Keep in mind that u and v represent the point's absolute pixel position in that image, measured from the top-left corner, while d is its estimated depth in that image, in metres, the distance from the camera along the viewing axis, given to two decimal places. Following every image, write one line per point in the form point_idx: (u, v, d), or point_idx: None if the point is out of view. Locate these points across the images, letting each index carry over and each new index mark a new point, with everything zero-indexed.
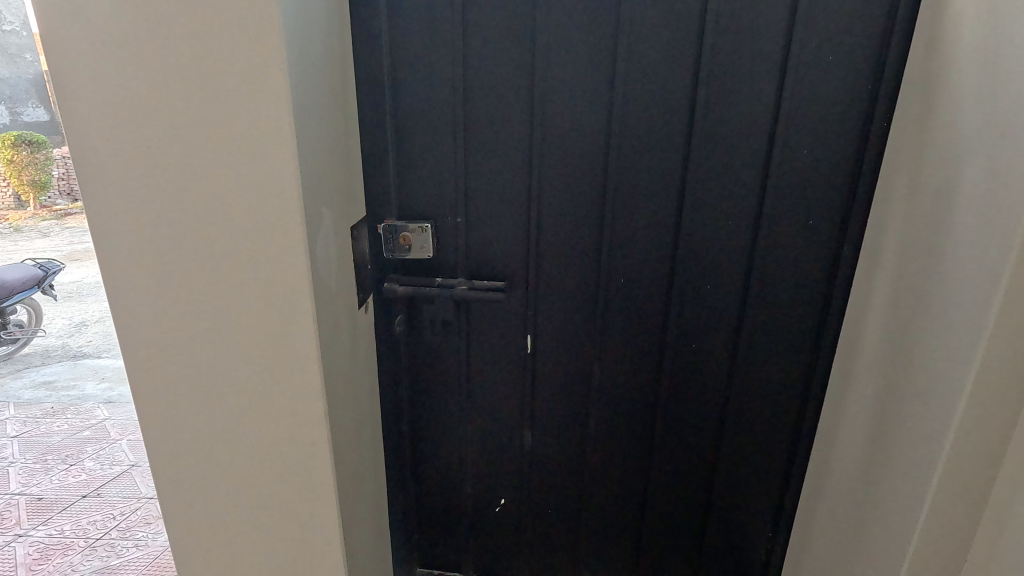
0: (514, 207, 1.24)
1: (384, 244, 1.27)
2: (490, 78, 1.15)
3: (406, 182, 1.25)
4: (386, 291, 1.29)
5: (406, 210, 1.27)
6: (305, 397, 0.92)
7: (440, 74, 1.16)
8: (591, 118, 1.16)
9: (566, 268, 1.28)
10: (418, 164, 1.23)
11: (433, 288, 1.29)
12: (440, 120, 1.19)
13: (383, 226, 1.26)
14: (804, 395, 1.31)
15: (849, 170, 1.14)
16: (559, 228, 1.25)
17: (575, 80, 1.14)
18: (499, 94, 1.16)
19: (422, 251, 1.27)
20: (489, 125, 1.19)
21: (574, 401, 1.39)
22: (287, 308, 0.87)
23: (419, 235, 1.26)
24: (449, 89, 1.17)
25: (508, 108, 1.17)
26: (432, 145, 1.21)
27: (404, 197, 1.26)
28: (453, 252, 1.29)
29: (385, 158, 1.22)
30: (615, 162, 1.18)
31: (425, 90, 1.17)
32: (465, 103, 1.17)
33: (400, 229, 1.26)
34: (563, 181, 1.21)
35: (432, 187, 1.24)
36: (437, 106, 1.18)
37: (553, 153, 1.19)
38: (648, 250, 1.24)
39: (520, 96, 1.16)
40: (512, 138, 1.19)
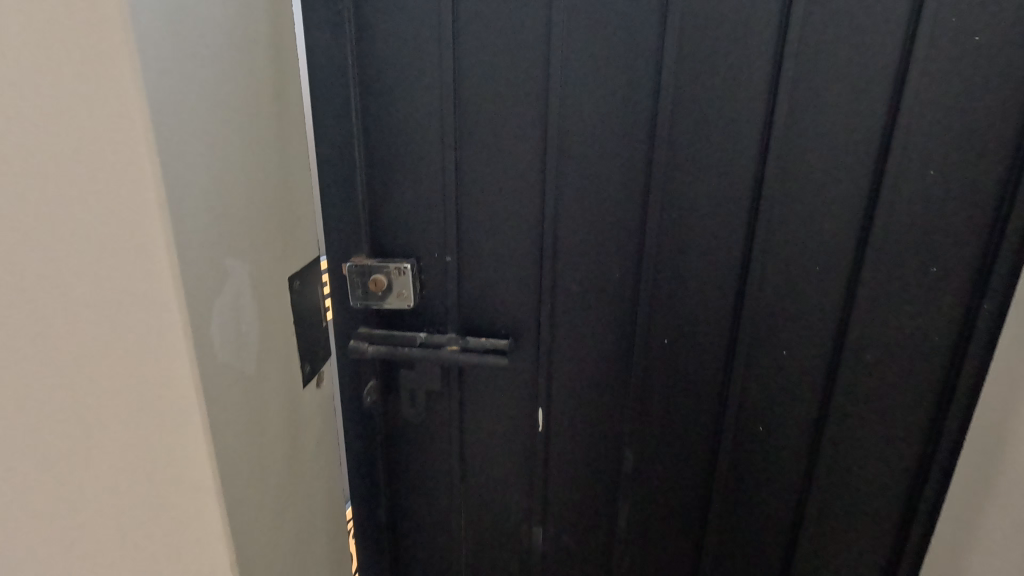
0: (523, 245, 0.93)
1: (351, 290, 0.97)
2: (492, 77, 0.85)
3: (381, 212, 0.95)
4: (349, 353, 0.98)
5: (381, 243, 0.97)
6: (203, 543, 0.62)
7: (424, 72, 0.86)
8: (630, 130, 0.85)
9: (591, 324, 0.97)
10: (395, 188, 0.93)
11: (412, 347, 0.98)
12: (423, 131, 0.89)
13: (349, 266, 0.95)
14: (913, 498, 0.97)
15: (998, 202, 0.79)
16: (582, 272, 0.93)
17: (608, 80, 0.83)
18: (504, 98, 0.86)
19: (402, 299, 0.97)
20: (489, 139, 0.89)
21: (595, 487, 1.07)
22: (171, 421, 0.57)
23: (398, 277, 0.96)
24: (435, 92, 0.87)
25: (517, 117, 0.87)
26: (414, 164, 0.91)
27: (377, 228, 0.96)
28: (442, 299, 0.99)
29: (348, 179, 0.92)
30: (659, 187, 0.87)
31: (402, 93, 0.88)
32: (458, 110, 0.88)
33: (373, 269, 0.95)
34: (588, 212, 0.90)
35: (415, 215, 0.95)
36: (420, 112, 0.88)
37: (575, 174, 0.88)
38: (700, 303, 0.92)
39: (532, 101, 0.86)
40: (519, 155, 0.89)
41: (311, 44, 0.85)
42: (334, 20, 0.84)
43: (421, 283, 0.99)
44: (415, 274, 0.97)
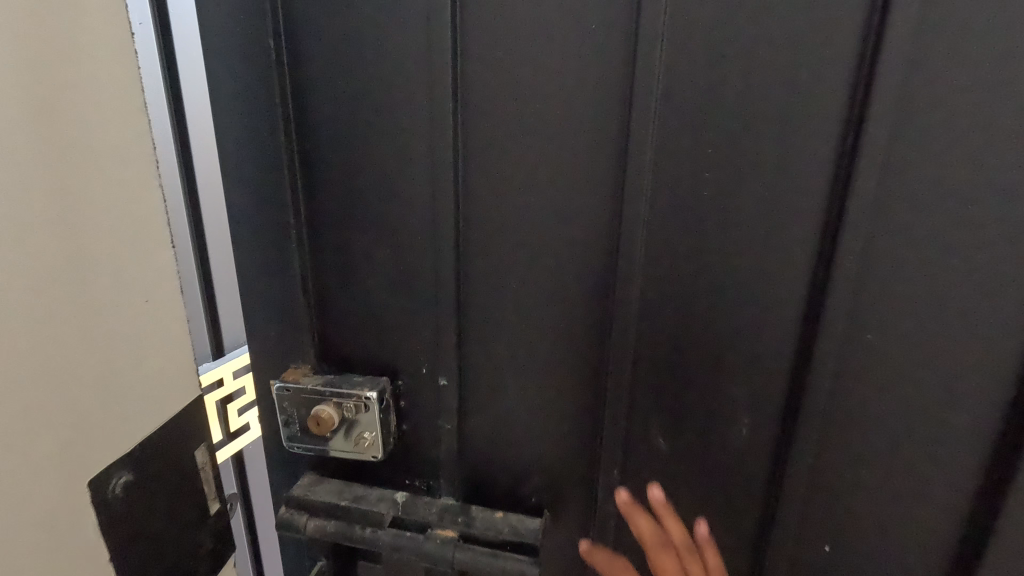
0: (571, 376, 0.54)
1: (287, 424, 0.59)
2: (526, 99, 0.47)
3: (338, 310, 0.58)
4: (277, 529, 0.60)
5: (336, 349, 0.60)
6: None
7: (397, 70, 0.48)
8: (781, 175, 0.44)
9: (683, 508, 0.56)
10: (357, 263, 0.55)
11: (376, 531, 0.59)
12: (405, 186, 0.51)
13: (284, 389, 0.58)
14: None
15: None
16: (671, 414, 0.53)
17: (743, 78, 0.43)
18: (542, 112, 0.47)
19: (364, 449, 0.57)
20: (513, 184, 0.50)
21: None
22: None
23: (356, 416, 0.57)
24: (417, 103, 0.49)
25: (566, 147, 0.48)
26: (386, 224, 0.53)
27: (332, 324, 0.59)
28: (433, 443, 0.60)
29: (279, 246, 0.55)
30: (834, 287, 0.45)
31: (360, 104, 0.50)
32: (459, 133, 0.49)
33: (319, 396, 0.57)
34: (687, 315, 0.50)
35: (392, 318, 0.57)
36: (399, 155, 0.51)
37: (670, 267, 0.49)
38: (895, 496, 0.49)
39: (593, 119, 0.47)
40: (570, 233, 0.50)
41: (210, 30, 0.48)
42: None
43: (400, 416, 0.60)
44: (388, 405, 0.58)
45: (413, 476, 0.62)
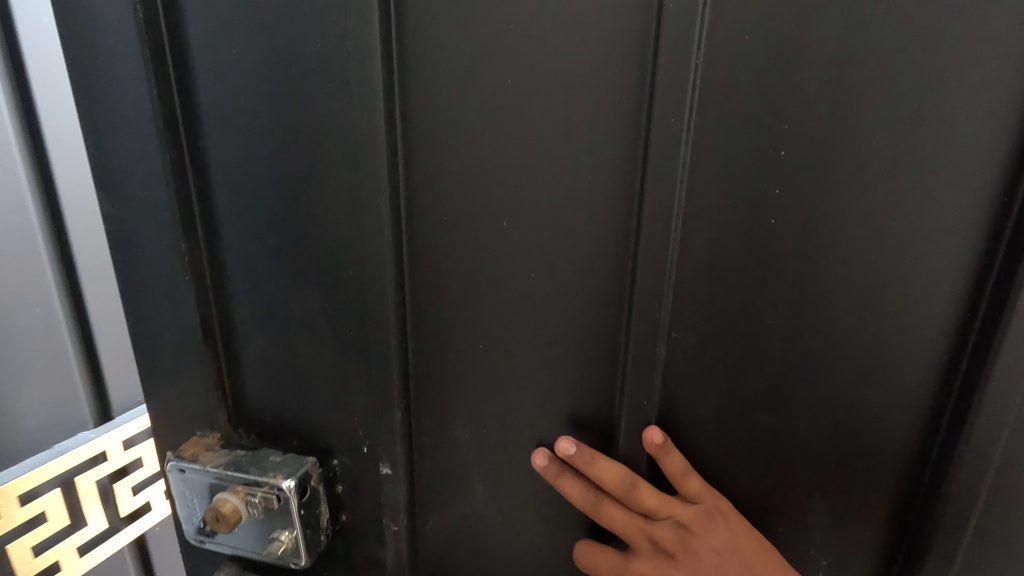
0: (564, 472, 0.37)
1: (185, 512, 0.44)
2: (503, 74, 0.31)
3: (253, 362, 0.43)
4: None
5: (251, 414, 0.44)
6: None
7: (311, 32, 0.32)
8: (906, 182, 0.27)
9: None
10: (265, 305, 0.40)
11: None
12: (324, 198, 0.35)
13: (177, 465, 0.43)
14: None
15: None
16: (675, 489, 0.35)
17: (844, 19, 0.26)
18: (517, 85, 0.31)
19: (281, 555, 0.42)
20: (477, 196, 0.34)
21: (701, 561, 0.33)
22: None
23: (270, 507, 0.41)
24: (338, 78, 0.32)
25: (552, 139, 0.31)
26: (293, 254, 0.37)
27: (243, 380, 0.43)
28: (377, 547, 0.44)
29: (156, 282, 0.39)
30: (994, 376, 0.27)
31: (250, 77, 0.34)
32: (395, 118, 0.33)
33: (219, 481, 0.42)
34: (738, 394, 0.33)
35: (320, 377, 0.41)
36: (315, 152, 0.34)
37: (715, 328, 0.32)
38: None
39: (595, 93, 0.30)
40: (562, 274, 0.33)
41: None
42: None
43: (335, 505, 0.44)
44: (314, 494, 0.42)
45: None
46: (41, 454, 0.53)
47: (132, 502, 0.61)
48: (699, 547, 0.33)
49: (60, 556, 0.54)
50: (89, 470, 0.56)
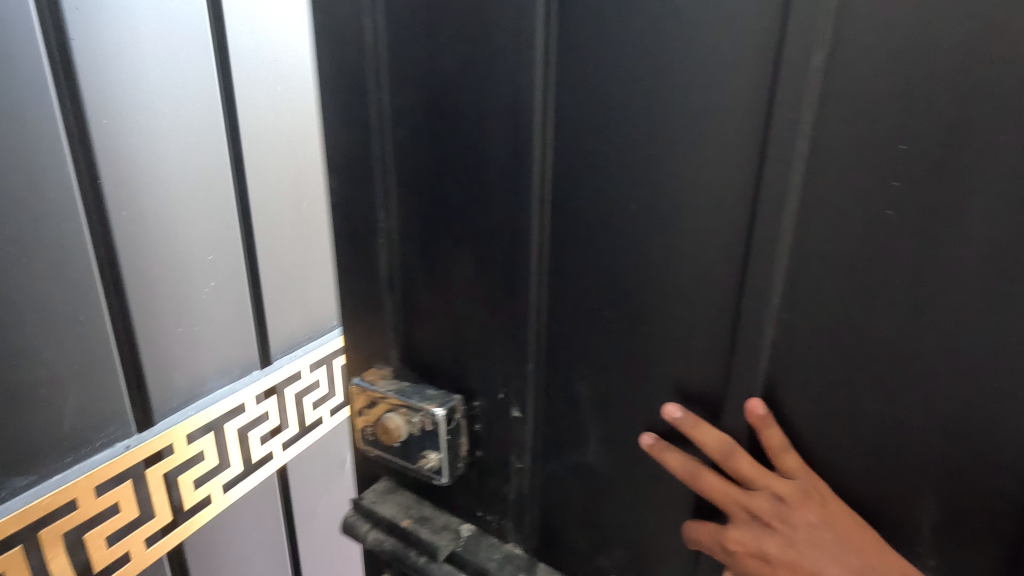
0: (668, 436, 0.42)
1: (360, 427, 0.56)
2: (635, 84, 0.37)
3: (419, 316, 0.53)
4: (341, 531, 0.58)
5: (410, 357, 0.55)
6: None
7: (483, 55, 0.41)
8: None
9: None
10: (433, 270, 0.50)
11: (428, 561, 0.53)
12: (485, 187, 0.44)
13: (359, 388, 0.55)
14: None
15: None
16: (772, 465, 0.38)
17: (967, 20, 0.27)
18: (648, 91, 0.36)
19: (429, 469, 0.52)
20: (607, 186, 0.39)
21: (796, 533, 0.36)
22: None
23: (423, 429, 0.51)
24: (502, 91, 0.41)
25: (676, 137, 0.36)
26: (458, 226, 0.47)
27: (407, 328, 0.54)
28: (503, 482, 0.52)
29: (367, 240, 0.53)
30: None
31: (439, 85, 0.44)
32: (544, 121, 0.41)
33: (389, 403, 0.53)
34: (843, 380, 0.34)
35: (469, 332, 0.50)
36: (481, 150, 0.43)
37: (823, 315, 0.34)
38: None
39: (717, 97, 0.34)
40: (678, 258, 0.38)
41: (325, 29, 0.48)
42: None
43: (472, 440, 0.53)
44: (458, 427, 0.51)
45: (484, 511, 0.54)
46: (174, 416, 0.71)
47: (262, 449, 0.84)
48: (794, 519, 0.36)
49: (212, 489, 0.76)
50: (229, 418, 0.78)
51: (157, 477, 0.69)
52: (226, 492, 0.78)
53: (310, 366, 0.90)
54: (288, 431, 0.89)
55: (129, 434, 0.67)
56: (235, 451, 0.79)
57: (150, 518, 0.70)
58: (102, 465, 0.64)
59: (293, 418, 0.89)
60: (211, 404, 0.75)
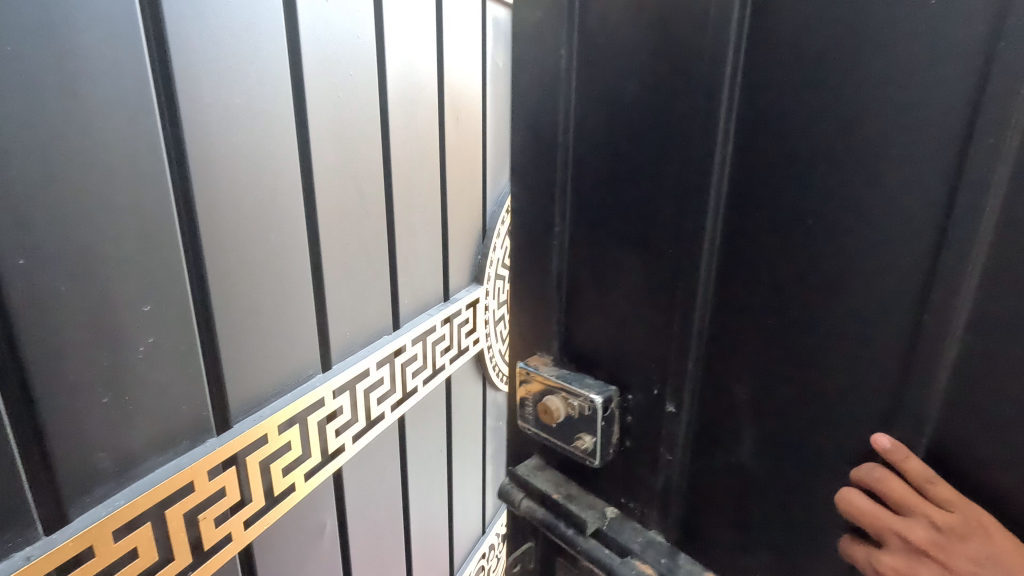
0: (829, 443, 0.43)
1: (522, 405, 0.63)
2: (822, 109, 0.39)
3: (581, 312, 0.59)
4: (496, 496, 0.67)
5: (570, 349, 0.61)
6: None
7: (668, 83, 0.46)
8: None
9: None
10: (600, 270, 0.55)
11: (577, 533, 0.59)
12: (659, 198, 0.49)
13: (524, 370, 0.62)
14: None
15: None
16: None
17: None
18: (834, 113, 0.38)
19: (583, 449, 0.57)
20: (784, 202, 0.42)
21: (959, 560, 0.38)
22: None
23: (581, 413, 0.57)
24: (684, 114, 0.45)
25: (864, 157, 0.38)
26: (628, 235, 0.52)
27: (571, 322, 0.60)
28: (649, 472, 0.56)
29: (541, 242, 0.60)
30: None
31: (623, 111, 0.49)
32: (725, 140, 0.44)
33: (551, 386, 0.60)
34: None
35: (630, 328, 0.54)
36: (659, 167, 0.48)
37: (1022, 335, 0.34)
38: None
39: (911, 120, 0.36)
40: (853, 271, 0.39)
41: (524, 62, 0.56)
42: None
43: (624, 430, 0.57)
44: (611, 416, 0.56)
45: (628, 496, 0.58)
46: (287, 397, 0.87)
47: (377, 409, 1.07)
48: (956, 547, 0.38)
49: (296, 478, 0.90)
50: (314, 413, 0.91)
51: (253, 464, 0.82)
52: (310, 480, 0.93)
53: (410, 341, 1.13)
54: (395, 396, 1.12)
55: (279, 400, 0.85)
56: (359, 408, 1.02)
57: (248, 500, 0.82)
58: (210, 451, 0.75)
59: (399, 381, 1.12)
60: (338, 369, 0.96)
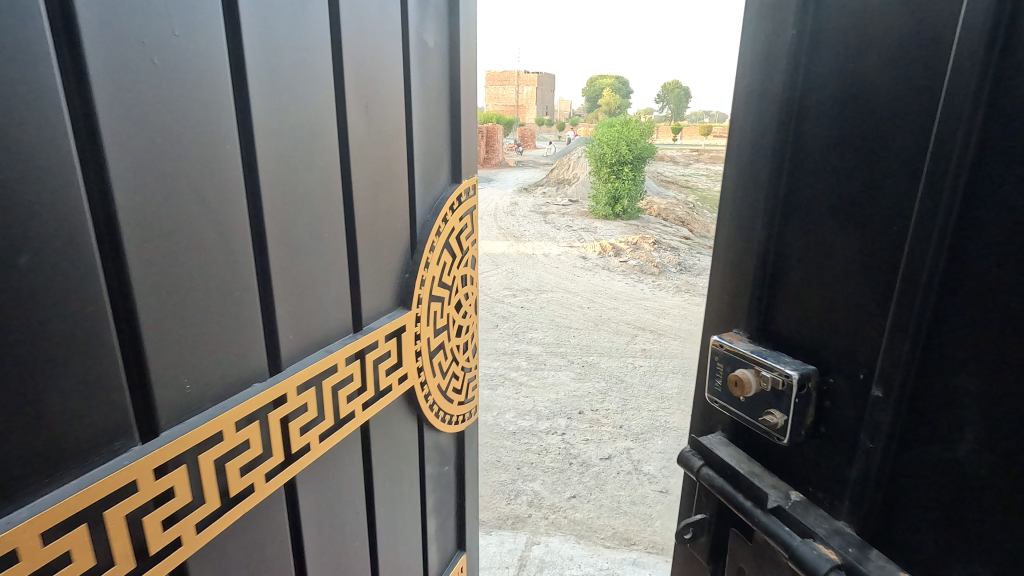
0: None
1: (711, 373, 0.79)
2: None
3: (795, 298, 0.71)
4: (680, 463, 0.84)
5: (786, 340, 0.72)
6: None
7: (904, 113, 0.57)
8: None
9: None
10: (827, 265, 0.66)
11: (759, 507, 0.71)
12: (888, 208, 0.59)
13: (716, 343, 0.77)
14: None
15: None
16: None
17: None
18: None
19: (768, 417, 0.69)
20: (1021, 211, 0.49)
21: None
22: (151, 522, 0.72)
23: (764, 385, 0.69)
24: (919, 135, 0.56)
25: None
26: (858, 227, 0.63)
27: (784, 317, 0.72)
28: (846, 465, 0.65)
29: (770, 236, 0.74)
30: None
31: (873, 137, 0.60)
32: (965, 155, 0.52)
33: (739, 359, 0.74)
34: None
35: (842, 313, 0.65)
36: (890, 179, 0.59)
37: None
38: None
39: None
40: None
41: (769, 97, 0.71)
42: (815, 35, 0.65)
43: (819, 406, 0.67)
44: (807, 393, 0.67)
45: (818, 464, 0.68)
46: (259, 385, 0.88)
47: (349, 409, 1.08)
48: None
49: (258, 475, 0.89)
50: (274, 412, 0.90)
51: (206, 464, 0.79)
52: (267, 482, 0.91)
53: (339, 341, 1.06)
54: (368, 396, 1.14)
55: (234, 396, 0.85)
56: (326, 407, 1.02)
57: (273, 456, 0.92)
58: (168, 444, 0.73)
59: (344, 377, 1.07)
60: (290, 370, 0.94)
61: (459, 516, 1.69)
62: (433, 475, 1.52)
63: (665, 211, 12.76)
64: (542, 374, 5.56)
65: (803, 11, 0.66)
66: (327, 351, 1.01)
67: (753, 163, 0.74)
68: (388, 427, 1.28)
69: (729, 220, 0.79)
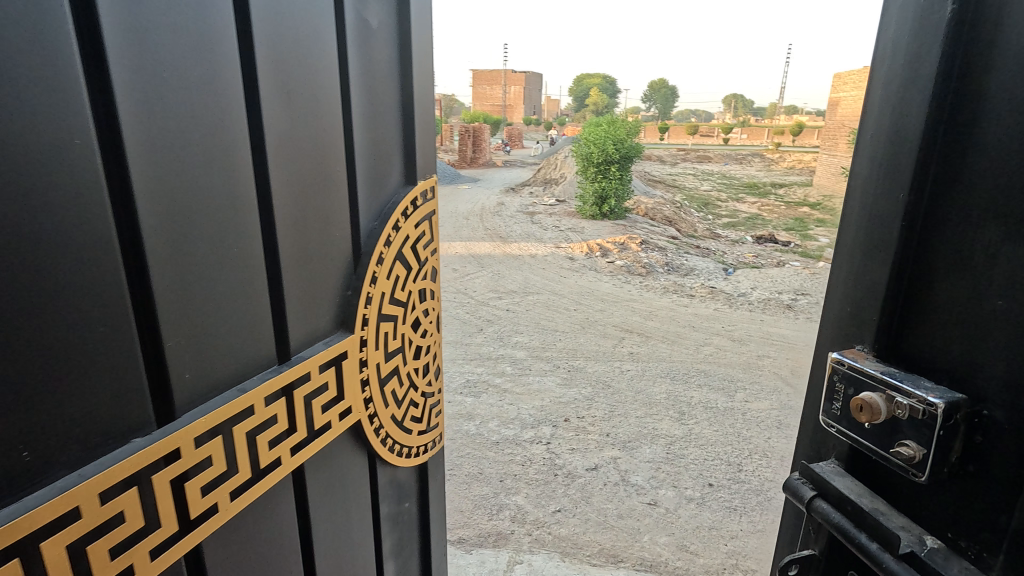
0: None
1: (831, 398, 0.80)
2: None
3: (943, 324, 0.71)
4: (795, 492, 0.85)
5: (931, 366, 0.72)
6: None
7: None
8: None
9: None
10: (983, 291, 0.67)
11: (889, 552, 0.71)
12: None
13: (838, 366, 0.78)
14: None
15: None
16: None
17: None
18: None
19: (901, 445, 0.68)
20: None
21: None
22: None
23: (899, 412, 0.69)
24: None
25: None
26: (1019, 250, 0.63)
27: (929, 341, 0.73)
28: (1003, 510, 0.64)
29: (917, 260, 0.74)
30: None
31: None
32: None
33: (865, 381, 0.74)
34: None
35: (1002, 340, 0.65)
36: None
37: None
38: None
39: None
40: None
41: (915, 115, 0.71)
42: (973, 61, 0.66)
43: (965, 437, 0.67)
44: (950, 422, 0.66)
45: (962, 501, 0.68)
46: (144, 440, 0.71)
47: (273, 455, 0.91)
48: None
49: (141, 552, 0.71)
50: (165, 472, 0.72)
51: (54, 552, 0.61)
52: (155, 561, 0.72)
53: (259, 375, 0.89)
54: (300, 438, 0.97)
55: (104, 458, 0.67)
56: (240, 457, 0.84)
57: (167, 526, 0.74)
58: None
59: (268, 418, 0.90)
60: (194, 415, 0.77)
61: (425, 557, 1.51)
62: (390, 515, 1.34)
63: (655, 210, 12.67)
64: (529, 380, 5.39)
65: (958, 28, 0.66)
66: (241, 390, 0.84)
67: (891, 184, 0.75)
68: (333, 466, 1.11)
69: (865, 240, 0.80)
